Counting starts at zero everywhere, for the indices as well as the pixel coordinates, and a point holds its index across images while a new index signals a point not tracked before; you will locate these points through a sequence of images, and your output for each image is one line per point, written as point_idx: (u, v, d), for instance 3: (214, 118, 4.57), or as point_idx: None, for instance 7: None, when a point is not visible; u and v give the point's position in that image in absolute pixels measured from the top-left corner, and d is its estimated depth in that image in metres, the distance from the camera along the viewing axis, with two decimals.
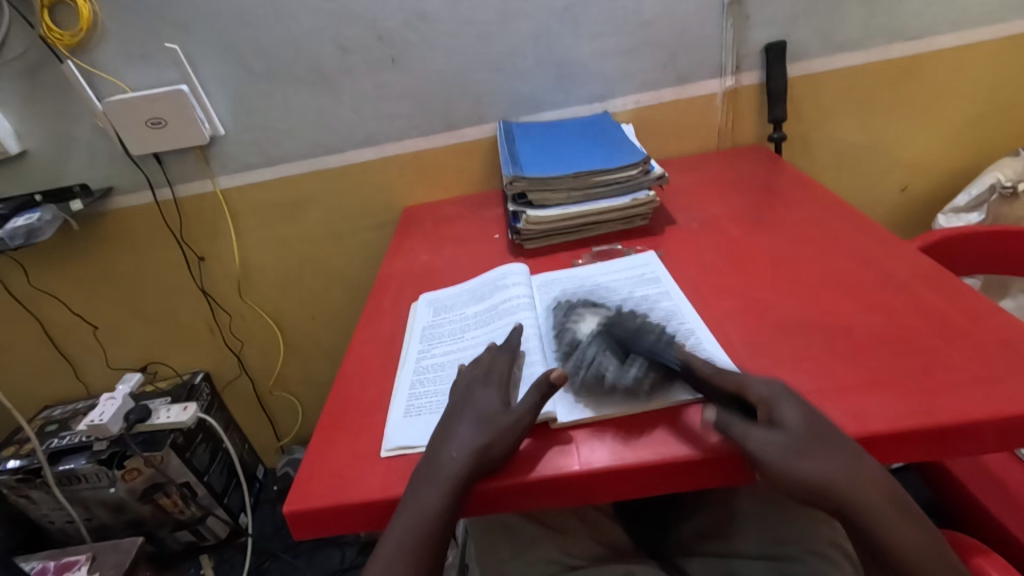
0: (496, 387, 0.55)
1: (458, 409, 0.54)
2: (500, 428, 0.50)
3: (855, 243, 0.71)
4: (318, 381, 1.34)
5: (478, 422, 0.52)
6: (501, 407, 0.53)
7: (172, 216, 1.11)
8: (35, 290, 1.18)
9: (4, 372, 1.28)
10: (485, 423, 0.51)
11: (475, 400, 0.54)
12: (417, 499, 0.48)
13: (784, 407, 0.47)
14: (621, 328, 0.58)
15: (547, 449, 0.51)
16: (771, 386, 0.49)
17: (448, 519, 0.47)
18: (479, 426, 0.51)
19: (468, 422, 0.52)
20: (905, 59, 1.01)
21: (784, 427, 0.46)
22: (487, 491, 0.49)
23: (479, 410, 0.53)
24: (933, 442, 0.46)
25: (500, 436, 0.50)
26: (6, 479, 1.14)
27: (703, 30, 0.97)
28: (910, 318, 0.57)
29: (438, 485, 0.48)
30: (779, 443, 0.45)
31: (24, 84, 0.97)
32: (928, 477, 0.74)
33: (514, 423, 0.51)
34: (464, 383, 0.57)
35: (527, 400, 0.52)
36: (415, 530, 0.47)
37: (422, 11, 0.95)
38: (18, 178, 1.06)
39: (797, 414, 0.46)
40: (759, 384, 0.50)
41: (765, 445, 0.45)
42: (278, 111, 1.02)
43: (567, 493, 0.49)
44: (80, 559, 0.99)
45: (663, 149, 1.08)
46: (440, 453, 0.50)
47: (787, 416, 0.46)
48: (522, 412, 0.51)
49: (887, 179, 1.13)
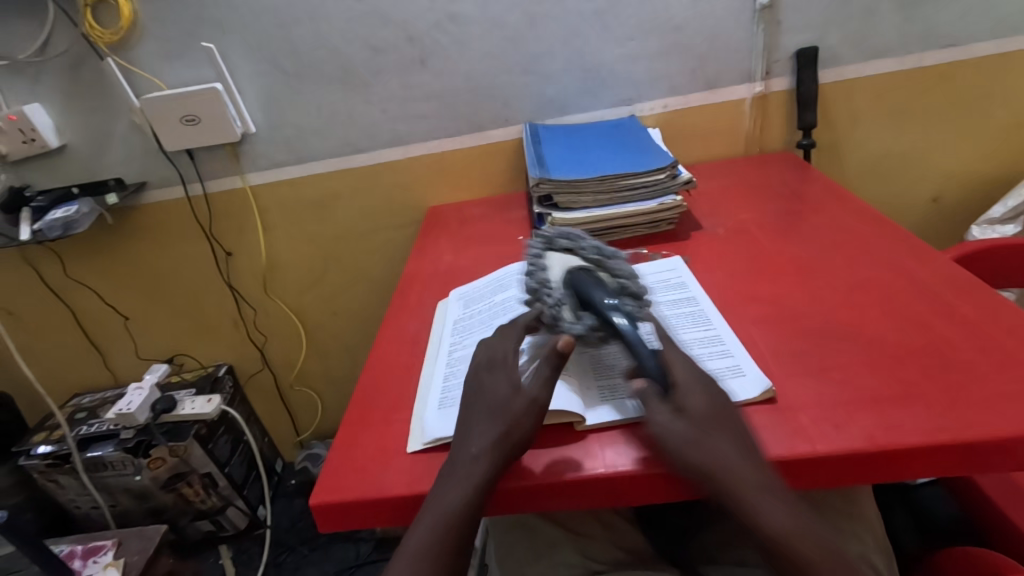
0: (506, 369, 0.54)
1: (478, 399, 0.54)
2: (517, 414, 0.51)
3: (888, 252, 0.70)
4: (339, 377, 1.36)
5: (497, 416, 0.51)
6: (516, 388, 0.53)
7: (202, 210, 1.13)
8: (70, 280, 1.21)
9: (35, 359, 1.31)
10: (503, 412, 0.51)
11: (493, 388, 0.54)
12: (440, 494, 0.48)
13: (691, 395, 0.49)
14: (587, 282, 0.58)
15: (551, 452, 0.52)
16: (686, 369, 0.51)
17: (473, 515, 0.47)
18: (500, 415, 0.51)
19: (489, 414, 0.52)
20: (940, 67, 0.99)
21: (688, 415, 0.48)
22: (508, 491, 0.49)
23: (497, 402, 0.52)
24: (965, 456, 0.45)
25: (520, 429, 0.50)
26: (37, 464, 1.18)
27: (733, 34, 0.97)
28: (944, 330, 0.56)
29: (462, 479, 0.48)
30: (681, 433, 0.47)
31: (65, 80, 1.00)
32: (957, 492, 0.72)
33: (529, 406, 0.51)
34: (481, 368, 0.56)
35: (539, 378, 0.52)
36: (438, 525, 0.47)
37: (453, 13, 0.95)
38: (57, 171, 1.09)
39: (701, 403, 0.49)
40: (683, 369, 0.51)
41: (667, 429, 0.47)
42: (309, 109, 1.04)
43: (585, 496, 0.50)
44: (107, 543, 1.01)
45: (689, 154, 1.07)
46: (462, 449, 0.50)
47: (694, 405, 0.49)
48: (537, 391, 0.52)
49: (918, 189, 1.11)
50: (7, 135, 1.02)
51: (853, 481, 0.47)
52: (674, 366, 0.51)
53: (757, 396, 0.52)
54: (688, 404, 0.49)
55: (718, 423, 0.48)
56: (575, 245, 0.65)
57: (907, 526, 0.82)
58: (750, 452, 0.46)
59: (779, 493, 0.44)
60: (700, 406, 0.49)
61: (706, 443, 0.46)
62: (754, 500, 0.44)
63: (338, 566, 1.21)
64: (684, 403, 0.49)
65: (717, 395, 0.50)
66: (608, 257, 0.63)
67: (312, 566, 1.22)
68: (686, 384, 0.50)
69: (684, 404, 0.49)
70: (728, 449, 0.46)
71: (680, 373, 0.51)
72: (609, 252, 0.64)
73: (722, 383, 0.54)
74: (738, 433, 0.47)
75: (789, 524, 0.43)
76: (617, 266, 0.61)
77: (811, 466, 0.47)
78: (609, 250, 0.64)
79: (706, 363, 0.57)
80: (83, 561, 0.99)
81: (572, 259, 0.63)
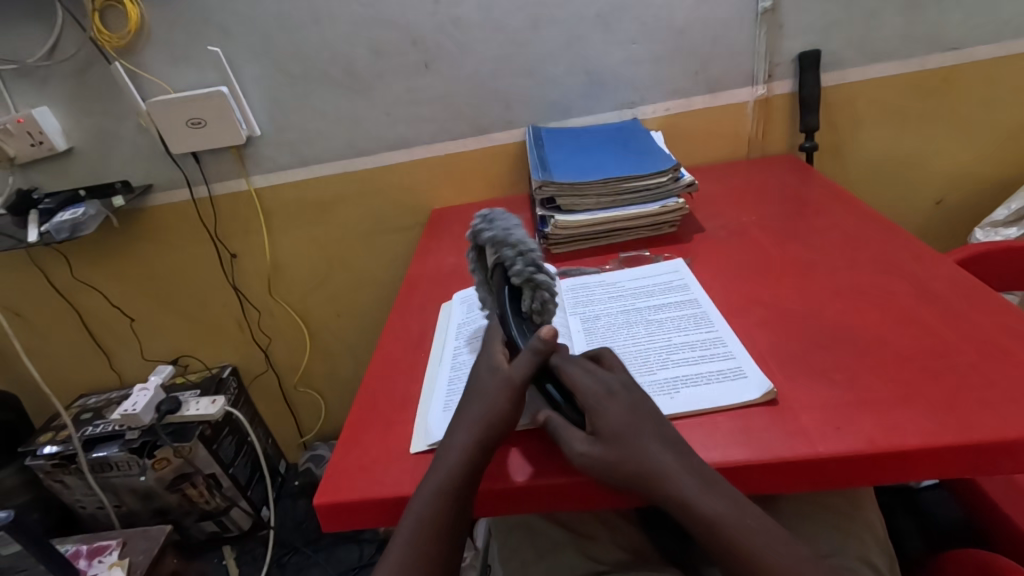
0: (488, 355, 0.57)
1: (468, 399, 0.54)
2: (499, 404, 0.52)
3: (891, 255, 0.70)
4: (343, 379, 1.37)
5: (482, 418, 0.51)
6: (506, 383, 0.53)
7: (207, 213, 1.14)
8: (76, 282, 1.22)
9: (42, 361, 1.32)
10: (491, 410, 0.51)
11: (485, 386, 0.54)
12: (424, 495, 0.48)
13: (605, 413, 0.49)
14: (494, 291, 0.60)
15: (516, 459, 0.52)
16: (592, 383, 0.52)
17: (460, 515, 0.48)
18: (488, 411, 0.51)
19: (474, 415, 0.51)
20: (942, 70, 1.00)
21: (603, 436, 0.48)
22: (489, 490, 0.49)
23: (487, 400, 0.52)
24: (969, 458, 0.45)
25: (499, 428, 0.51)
26: (43, 464, 1.18)
27: (736, 37, 0.97)
28: (946, 333, 0.56)
29: (446, 484, 0.48)
30: (602, 457, 0.47)
31: (74, 83, 1.01)
32: (961, 495, 0.72)
33: (514, 395, 0.52)
34: (475, 366, 0.57)
35: (522, 366, 0.53)
36: (422, 527, 0.47)
37: (456, 17, 0.96)
38: (64, 173, 1.10)
39: (615, 420, 0.49)
40: (587, 385, 0.51)
41: (590, 453, 0.48)
42: (313, 113, 1.04)
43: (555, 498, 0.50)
44: (112, 543, 1.02)
45: (692, 156, 1.07)
46: (447, 453, 0.50)
47: (605, 425, 0.49)
48: (521, 378, 0.53)
49: (921, 192, 1.11)
50: (15, 138, 1.03)
51: (857, 482, 0.48)
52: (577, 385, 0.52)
53: (758, 398, 0.52)
54: (602, 423, 0.49)
55: (637, 431, 0.48)
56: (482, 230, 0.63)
57: (912, 528, 0.82)
58: (676, 450, 0.47)
59: (708, 480, 0.45)
60: (615, 419, 0.49)
61: (631, 451, 0.47)
62: (683, 493, 0.45)
63: (341, 567, 1.21)
64: (601, 424, 0.49)
65: (634, 404, 0.50)
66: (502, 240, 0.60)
67: (315, 567, 1.22)
68: (592, 402, 0.50)
69: (598, 423, 0.49)
70: (654, 451, 0.47)
71: (587, 392, 0.51)
72: (503, 235, 0.60)
73: (723, 385, 0.54)
74: (663, 435, 0.48)
75: (722, 511, 0.44)
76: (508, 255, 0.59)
77: (815, 468, 0.47)
78: (505, 231, 0.61)
79: (708, 365, 0.57)
80: (88, 561, 1.00)
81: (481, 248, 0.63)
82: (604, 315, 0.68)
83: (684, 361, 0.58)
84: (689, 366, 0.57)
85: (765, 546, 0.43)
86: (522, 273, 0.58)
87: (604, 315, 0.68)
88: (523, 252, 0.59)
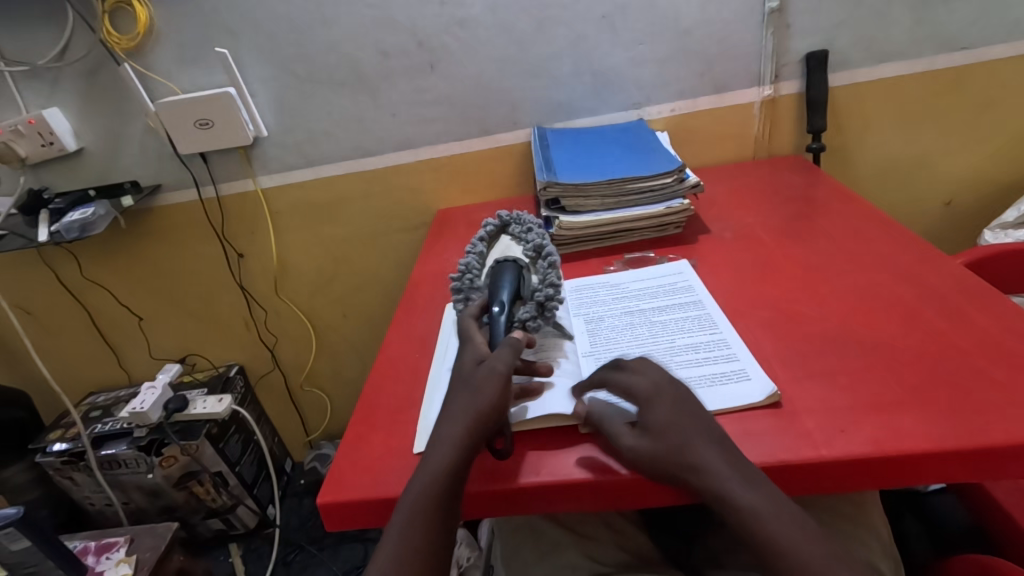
0: (472, 348, 0.57)
1: (455, 394, 0.53)
2: (487, 394, 0.51)
3: (898, 257, 0.69)
4: (348, 378, 1.37)
5: (469, 416, 0.51)
6: (493, 376, 0.52)
7: (214, 213, 1.15)
8: (86, 281, 1.23)
9: (52, 359, 1.34)
10: (478, 406, 0.51)
11: (472, 380, 0.53)
12: (414, 495, 0.48)
13: (654, 409, 0.50)
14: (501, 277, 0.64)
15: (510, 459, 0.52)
16: (646, 381, 0.52)
17: (450, 514, 0.48)
18: (476, 407, 0.51)
19: (464, 412, 0.51)
20: (952, 70, 0.99)
21: (652, 431, 0.49)
22: (476, 493, 0.50)
23: (474, 388, 0.52)
24: (975, 462, 0.45)
25: (485, 425, 0.50)
26: (52, 461, 1.20)
27: (742, 38, 0.97)
28: (952, 336, 0.55)
29: (435, 483, 0.48)
30: (647, 451, 0.48)
31: (84, 85, 1.02)
32: (968, 499, 0.71)
33: (503, 383, 0.52)
34: (460, 362, 0.56)
35: (505, 357, 0.54)
36: (413, 527, 0.47)
37: (462, 18, 0.96)
38: (74, 174, 1.11)
39: (664, 415, 0.49)
40: (640, 379, 0.52)
41: (636, 448, 0.48)
42: (320, 114, 1.05)
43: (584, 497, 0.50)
44: (120, 540, 1.03)
45: (697, 157, 1.07)
46: (434, 452, 0.50)
47: (654, 418, 0.49)
48: (505, 367, 0.53)
49: (930, 193, 1.10)
50: (26, 139, 1.04)
51: (861, 486, 0.47)
52: (631, 378, 0.53)
53: (762, 400, 0.52)
54: (652, 418, 0.49)
55: (685, 428, 0.48)
56: (521, 236, 0.71)
57: (918, 532, 0.82)
58: (723, 447, 0.47)
59: (750, 477, 0.45)
60: (665, 416, 0.49)
61: (677, 446, 0.47)
62: (721, 486, 0.45)
63: (346, 566, 1.22)
64: (650, 419, 0.49)
65: (679, 400, 0.50)
66: (541, 257, 0.68)
67: (319, 566, 1.23)
68: (644, 396, 0.51)
69: (648, 417, 0.50)
70: (701, 447, 0.47)
71: (643, 387, 0.52)
72: (548, 252, 0.68)
73: (726, 387, 0.54)
74: (707, 433, 0.48)
75: (761, 506, 0.44)
76: (543, 271, 0.65)
77: (820, 470, 0.47)
78: (550, 252, 0.68)
79: (711, 368, 0.57)
80: (96, 557, 1.01)
81: (513, 249, 0.69)
82: (608, 316, 0.68)
83: (686, 362, 0.58)
84: (692, 368, 0.57)
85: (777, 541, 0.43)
86: (542, 292, 0.63)
87: (607, 317, 0.68)
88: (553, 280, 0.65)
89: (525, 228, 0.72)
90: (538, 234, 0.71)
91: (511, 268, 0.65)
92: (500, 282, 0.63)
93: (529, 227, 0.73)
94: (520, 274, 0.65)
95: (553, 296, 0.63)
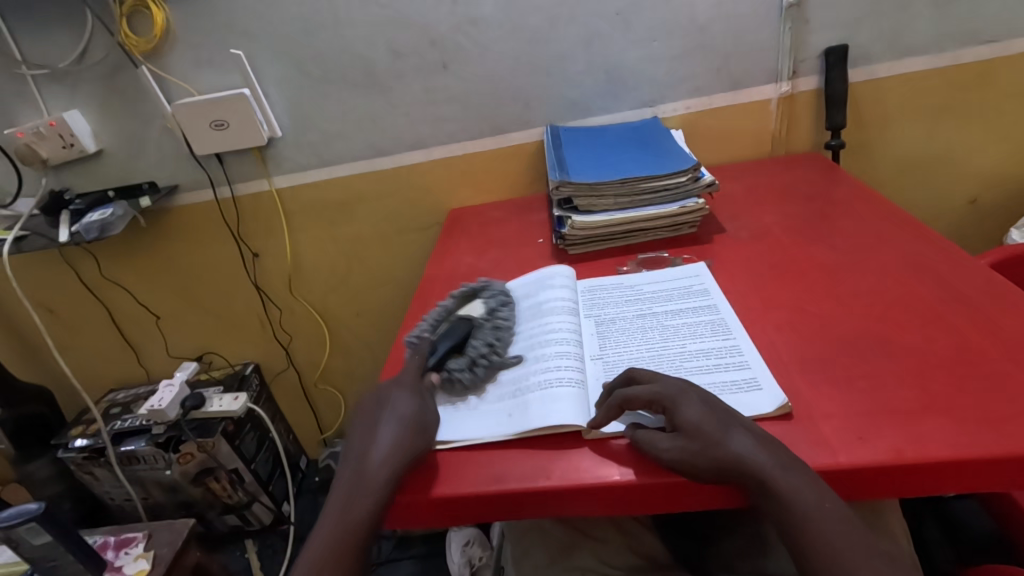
0: (399, 391, 0.57)
1: (364, 439, 0.54)
2: (407, 433, 0.53)
3: (922, 257, 0.67)
4: (361, 377, 1.38)
5: (366, 471, 0.51)
6: (401, 421, 0.54)
7: (230, 213, 1.16)
8: (106, 280, 1.25)
9: (74, 357, 1.37)
10: (385, 446, 0.52)
11: (389, 407, 0.56)
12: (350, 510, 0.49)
13: (684, 410, 0.49)
14: (463, 331, 0.65)
15: (526, 464, 0.51)
16: (657, 386, 0.52)
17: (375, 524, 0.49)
18: (385, 456, 0.51)
19: (393, 418, 0.54)
20: (979, 64, 0.96)
21: (686, 433, 0.48)
22: (511, 491, 0.49)
23: (399, 420, 0.54)
24: (998, 472, 0.44)
25: (387, 496, 0.50)
26: (74, 456, 1.22)
27: (759, 33, 0.95)
28: (978, 339, 0.54)
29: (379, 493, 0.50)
30: (682, 453, 0.47)
31: (103, 87, 1.04)
32: (992, 506, 0.69)
33: (416, 427, 0.54)
34: (390, 391, 0.58)
35: (406, 411, 0.55)
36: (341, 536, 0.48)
37: (475, 16, 0.96)
38: (96, 174, 1.13)
39: (695, 416, 0.49)
40: (647, 387, 0.52)
41: (669, 452, 0.48)
42: (333, 114, 1.05)
43: (606, 501, 0.49)
44: (138, 535, 1.04)
45: (712, 155, 1.05)
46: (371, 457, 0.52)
47: (685, 418, 0.49)
48: (412, 415, 0.55)
49: (953, 191, 1.08)
50: (47, 141, 1.06)
51: (883, 493, 0.46)
52: (634, 391, 0.52)
53: (773, 411, 0.51)
54: (686, 416, 0.49)
55: (718, 426, 0.47)
56: (496, 303, 0.71)
57: (938, 539, 0.79)
58: (758, 437, 0.47)
59: (797, 465, 0.45)
60: (695, 414, 0.49)
61: (714, 440, 0.47)
62: (769, 471, 0.44)
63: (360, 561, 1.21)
64: (685, 420, 0.48)
65: (707, 401, 0.50)
66: (501, 326, 0.67)
67: None
68: (673, 397, 0.51)
69: (679, 421, 0.49)
70: (739, 439, 0.46)
71: (657, 393, 0.51)
72: (504, 323, 0.68)
73: (739, 397, 0.53)
74: (745, 426, 0.48)
75: (802, 492, 0.43)
76: (487, 338, 0.65)
77: (837, 478, 0.46)
78: (507, 325, 0.67)
79: (722, 375, 0.56)
80: (115, 552, 1.02)
81: (476, 307, 0.71)
82: (619, 319, 0.68)
83: (698, 369, 0.57)
84: (702, 375, 0.56)
85: (810, 536, 0.43)
86: (481, 354, 0.63)
87: (619, 319, 0.68)
88: (490, 348, 0.63)
89: (498, 297, 0.72)
90: (500, 293, 0.74)
91: (474, 327, 0.66)
92: (442, 332, 0.66)
93: (502, 299, 0.72)
94: (469, 332, 0.65)
95: (493, 358, 0.63)
